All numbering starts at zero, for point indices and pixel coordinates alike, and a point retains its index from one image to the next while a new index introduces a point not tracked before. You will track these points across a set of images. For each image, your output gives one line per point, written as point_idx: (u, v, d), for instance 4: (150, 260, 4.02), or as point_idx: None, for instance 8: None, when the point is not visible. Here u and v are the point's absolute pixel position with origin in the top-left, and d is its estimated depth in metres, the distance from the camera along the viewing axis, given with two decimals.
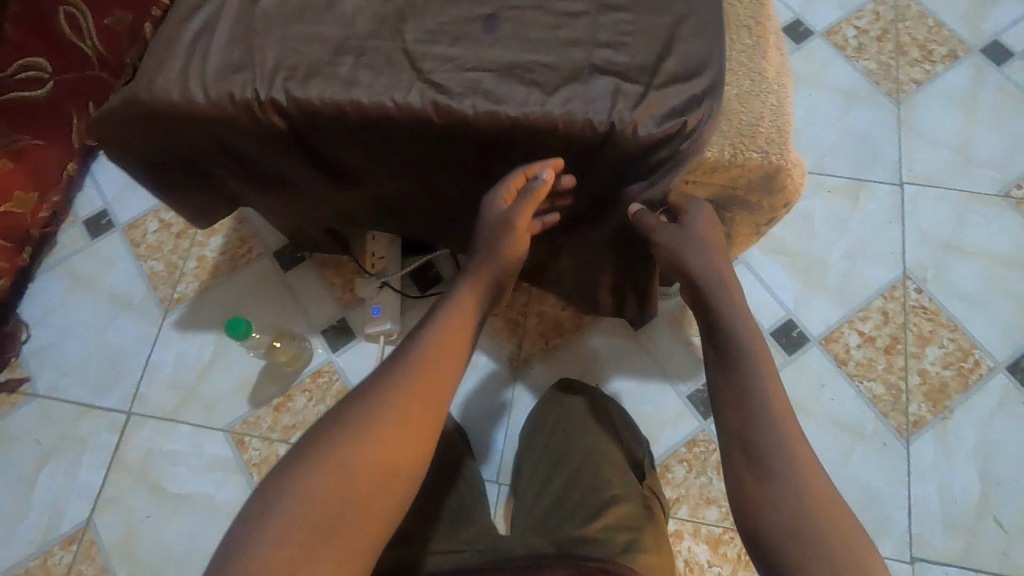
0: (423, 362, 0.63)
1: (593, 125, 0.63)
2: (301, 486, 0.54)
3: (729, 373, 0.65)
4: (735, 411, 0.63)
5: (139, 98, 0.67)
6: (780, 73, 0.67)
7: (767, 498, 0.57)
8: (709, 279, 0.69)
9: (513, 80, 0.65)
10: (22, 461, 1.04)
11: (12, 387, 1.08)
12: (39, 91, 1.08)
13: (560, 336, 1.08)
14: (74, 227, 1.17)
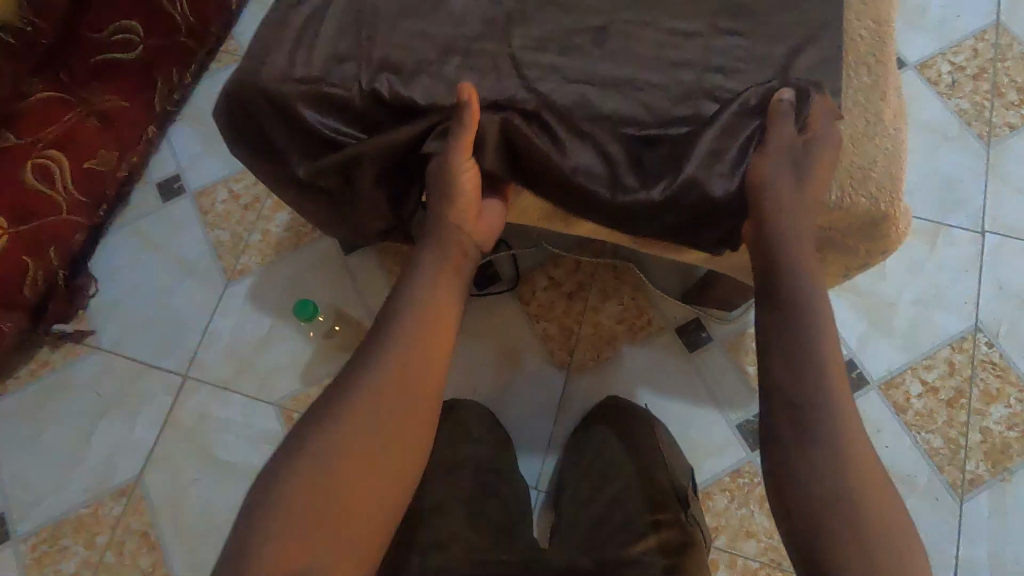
0: (409, 345, 0.61)
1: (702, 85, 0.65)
2: (295, 484, 0.54)
3: (801, 375, 0.57)
4: (787, 371, 0.58)
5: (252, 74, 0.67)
6: (897, 116, 0.64)
7: (810, 479, 0.54)
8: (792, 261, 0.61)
9: (618, 96, 0.64)
10: (80, 412, 1.08)
11: (77, 339, 1.11)
12: (132, 54, 1.10)
13: (613, 348, 1.08)
14: (147, 188, 1.20)
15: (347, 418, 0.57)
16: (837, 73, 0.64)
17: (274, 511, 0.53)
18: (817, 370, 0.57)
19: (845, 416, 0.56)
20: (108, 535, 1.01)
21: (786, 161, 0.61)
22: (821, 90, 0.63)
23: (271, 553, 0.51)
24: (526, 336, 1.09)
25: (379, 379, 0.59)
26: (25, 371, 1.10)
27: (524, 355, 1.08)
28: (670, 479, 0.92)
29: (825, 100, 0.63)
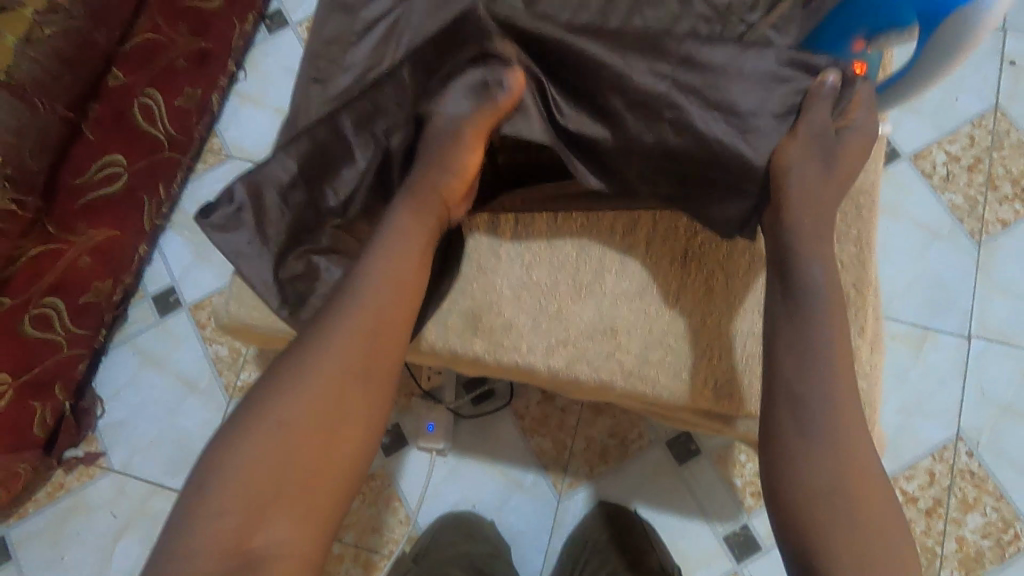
0: (364, 322, 0.62)
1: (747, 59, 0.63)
2: (251, 463, 0.56)
3: (795, 416, 0.60)
4: (793, 356, 0.61)
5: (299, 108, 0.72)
6: (871, 352, 0.69)
7: (802, 471, 0.59)
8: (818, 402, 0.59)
9: (605, 338, 0.69)
10: (97, 531, 1.13)
11: (90, 461, 1.15)
12: (115, 186, 1.09)
13: (605, 464, 1.11)
14: (144, 302, 1.21)
15: (319, 376, 0.59)
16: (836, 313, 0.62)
17: (229, 486, 0.56)
18: (803, 404, 0.60)
19: (820, 457, 0.59)
20: None
21: (814, 372, 0.60)
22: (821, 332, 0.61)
23: (229, 530, 0.54)
24: (522, 450, 1.12)
25: (335, 358, 0.60)
26: (41, 492, 1.14)
27: (520, 470, 1.12)
28: (658, 559, 1.01)
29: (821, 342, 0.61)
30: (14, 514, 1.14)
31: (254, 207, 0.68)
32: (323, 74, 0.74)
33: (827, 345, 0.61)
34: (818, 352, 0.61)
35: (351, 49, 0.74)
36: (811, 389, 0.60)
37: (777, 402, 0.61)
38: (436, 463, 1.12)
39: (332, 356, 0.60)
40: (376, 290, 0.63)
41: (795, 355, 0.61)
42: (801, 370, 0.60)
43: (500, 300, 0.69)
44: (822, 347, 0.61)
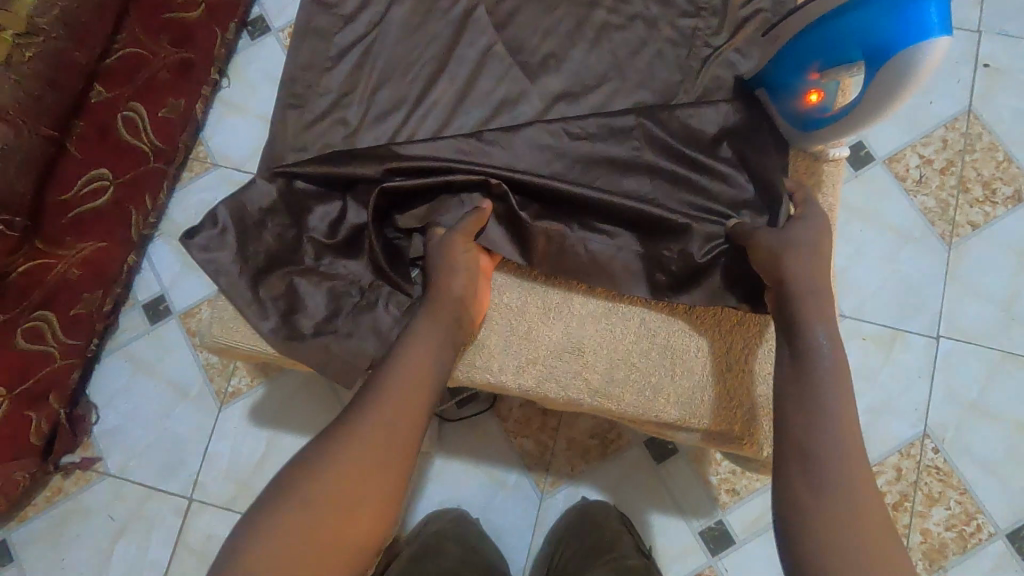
0: (410, 393, 0.65)
1: (700, 121, 0.74)
2: (285, 522, 0.57)
3: (800, 471, 0.60)
4: (801, 413, 0.62)
5: (281, 135, 0.75)
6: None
7: (819, 518, 0.57)
8: (813, 447, 0.60)
9: (564, 360, 0.72)
10: (96, 534, 1.17)
11: (86, 466, 1.18)
12: (100, 200, 1.16)
13: (586, 463, 1.15)
14: (133, 311, 1.23)
15: (368, 427, 0.62)
16: (821, 362, 0.64)
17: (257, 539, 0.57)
18: (812, 460, 0.60)
19: (824, 509, 0.58)
20: None
21: (807, 420, 0.61)
22: (796, 378, 0.64)
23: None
24: (505, 451, 1.16)
25: (380, 417, 0.63)
26: (41, 496, 1.18)
27: (504, 470, 1.16)
28: (633, 536, 1.05)
29: (808, 382, 0.63)
30: (15, 518, 1.17)
31: (237, 228, 0.72)
32: (299, 99, 0.76)
33: (832, 409, 0.62)
34: (816, 410, 0.62)
35: (327, 74, 0.77)
36: (819, 446, 0.60)
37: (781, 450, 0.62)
38: (424, 463, 1.16)
39: (380, 419, 0.63)
40: (415, 368, 0.66)
41: (794, 409, 0.62)
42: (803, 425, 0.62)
43: None
44: (823, 403, 0.62)
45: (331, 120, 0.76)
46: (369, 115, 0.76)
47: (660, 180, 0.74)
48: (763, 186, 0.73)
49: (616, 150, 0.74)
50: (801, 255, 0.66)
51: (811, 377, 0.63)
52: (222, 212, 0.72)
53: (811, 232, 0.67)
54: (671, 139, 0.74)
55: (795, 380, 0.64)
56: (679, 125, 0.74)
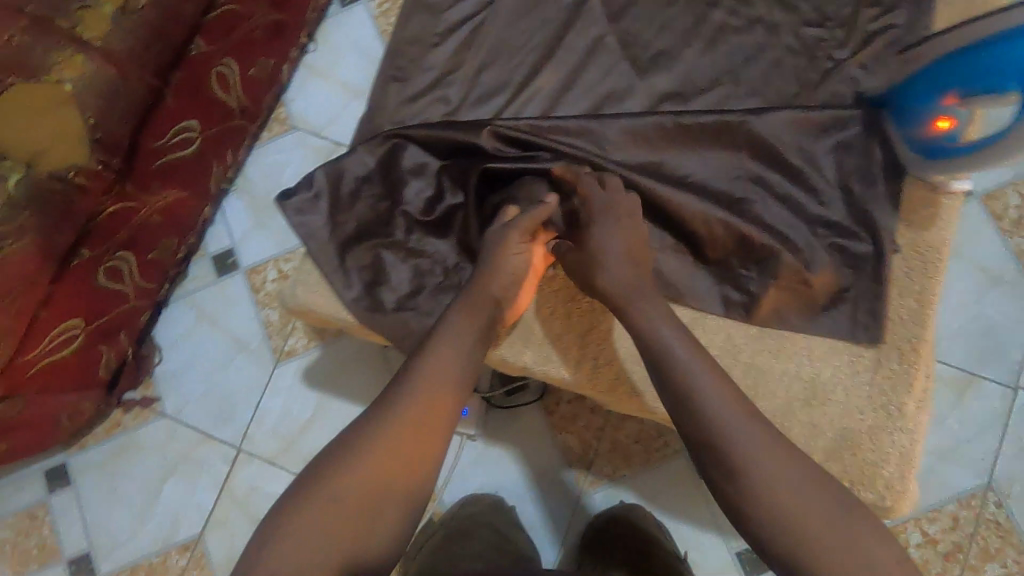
0: (437, 382, 0.65)
1: (816, 134, 0.70)
2: (320, 504, 0.60)
3: (737, 488, 0.58)
4: (690, 418, 0.61)
5: (381, 107, 0.76)
6: (921, 411, 0.65)
7: (772, 534, 0.57)
8: (729, 454, 0.59)
9: (642, 367, 0.70)
10: (147, 470, 1.22)
11: (146, 404, 1.24)
12: (187, 150, 1.12)
13: (628, 467, 1.14)
14: (204, 261, 1.27)
15: (406, 409, 0.64)
16: (692, 362, 0.62)
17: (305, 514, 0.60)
18: (757, 476, 0.58)
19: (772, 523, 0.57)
20: None
21: (713, 427, 0.59)
22: (665, 385, 0.63)
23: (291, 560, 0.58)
24: (548, 444, 1.15)
25: (417, 400, 0.64)
26: (101, 428, 1.24)
27: (544, 463, 1.15)
28: (668, 543, 1.04)
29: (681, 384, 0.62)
30: (75, 445, 1.23)
31: (330, 196, 0.73)
32: (403, 73, 0.76)
33: (737, 413, 0.60)
34: (719, 420, 0.59)
35: (433, 50, 0.77)
36: (744, 457, 0.58)
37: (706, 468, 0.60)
38: (465, 446, 1.17)
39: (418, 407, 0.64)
40: (439, 361, 0.66)
41: (692, 421, 0.60)
42: (712, 438, 0.59)
43: (553, 315, 0.72)
44: (722, 412, 0.60)
45: (432, 96, 0.76)
46: (470, 95, 0.76)
47: (768, 191, 0.70)
48: (875, 206, 0.69)
49: (722, 154, 0.71)
50: (627, 253, 0.66)
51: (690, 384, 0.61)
52: (319, 178, 0.73)
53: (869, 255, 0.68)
54: (785, 149, 0.70)
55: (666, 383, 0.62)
56: (793, 136, 0.70)
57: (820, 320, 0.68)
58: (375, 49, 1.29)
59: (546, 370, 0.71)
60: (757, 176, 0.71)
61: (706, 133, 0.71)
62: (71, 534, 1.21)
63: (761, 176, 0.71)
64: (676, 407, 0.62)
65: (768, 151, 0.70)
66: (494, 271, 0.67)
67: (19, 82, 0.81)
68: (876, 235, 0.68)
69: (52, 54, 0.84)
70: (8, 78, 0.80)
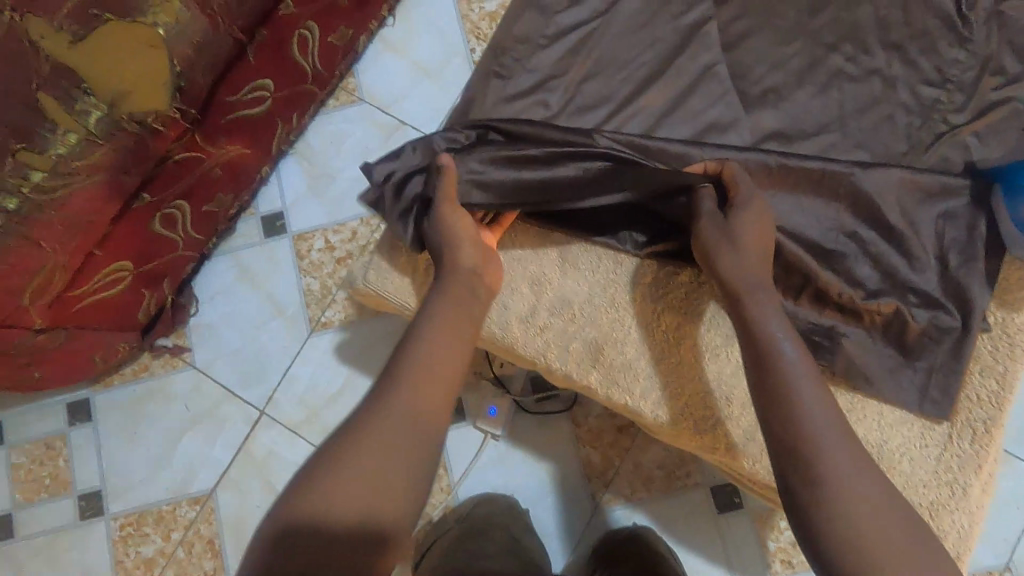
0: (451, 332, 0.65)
1: (915, 196, 0.70)
2: (338, 459, 0.57)
3: (817, 501, 0.56)
4: (768, 391, 0.61)
5: (480, 101, 0.75)
6: (984, 494, 0.66)
7: (837, 521, 0.55)
8: (807, 431, 0.58)
9: (707, 406, 0.69)
10: (169, 418, 1.22)
11: (176, 352, 1.24)
12: (258, 109, 1.12)
13: (647, 491, 1.13)
14: (253, 220, 1.27)
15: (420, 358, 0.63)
16: (796, 366, 0.61)
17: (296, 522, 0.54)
18: (841, 494, 0.56)
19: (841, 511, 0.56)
20: (182, 533, 1.18)
21: (791, 402, 0.60)
22: (756, 369, 0.63)
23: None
24: (570, 454, 1.15)
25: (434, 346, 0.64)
26: (129, 369, 1.24)
27: (563, 472, 1.15)
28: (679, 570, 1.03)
29: (768, 362, 0.62)
30: (101, 381, 1.24)
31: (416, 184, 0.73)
32: (506, 70, 0.76)
33: (832, 429, 0.59)
34: (812, 431, 0.58)
35: (541, 51, 0.76)
36: (831, 470, 0.57)
37: (785, 473, 0.59)
38: (488, 444, 1.16)
39: (419, 381, 0.62)
40: (445, 324, 0.66)
41: (774, 396, 0.60)
42: (796, 423, 0.59)
43: (624, 339, 0.71)
44: (819, 424, 0.59)
45: (531, 99, 0.76)
46: (570, 104, 0.76)
47: (861, 247, 0.69)
48: (963, 278, 0.68)
49: (823, 203, 0.70)
50: (735, 257, 0.66)
51: (790, 388, 0.61)
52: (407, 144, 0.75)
53: (954, 322, 0.68)
54: (885, 208, 0.69)
55: (754, 358, 0.63)
56: (894, 196, 0.69)
57: (891, 384, 0.68)
58: (454, 34, 1.28)
59: (608, 395, 0.71)
60: (852, 232, 0.70)
61: (806, 180, 0.70)
62: (86, 469, 1.22)
63: (854, 230, 0.70)
64: (762, 394, 0.62)
65: (865, 207, 0.69)
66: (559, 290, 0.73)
67: (113, 20, 0.81)
68: (966, 310, 0.67)
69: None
70: (103, 14, 0.80)
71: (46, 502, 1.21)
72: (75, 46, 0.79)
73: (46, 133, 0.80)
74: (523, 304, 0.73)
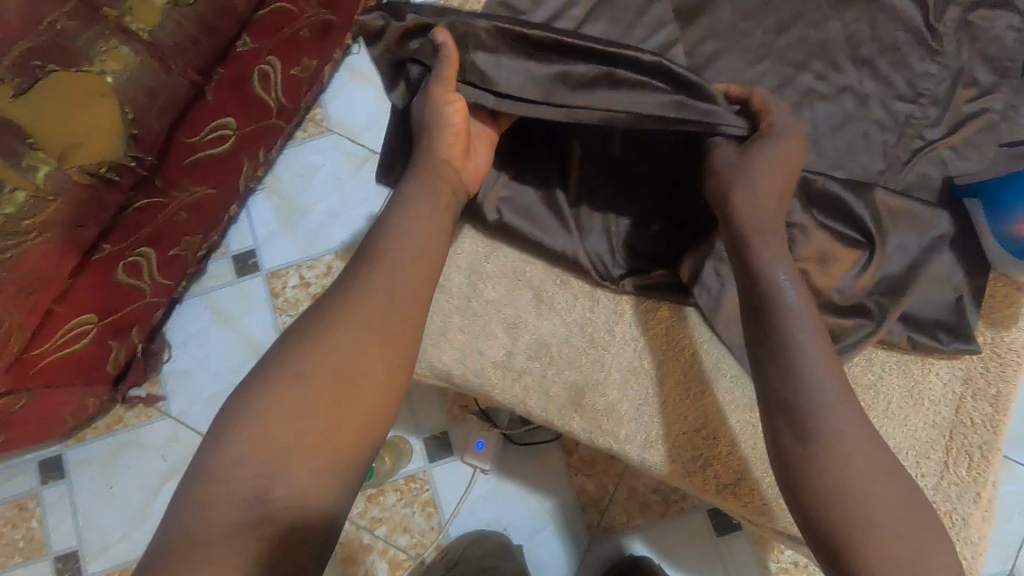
0: (401, 282, 0.61)
1: (897, 215, 0.68)
2: (263, 420, 0.54)
3: (807, 453, 0.54)
4: (771, 344, 0.57)
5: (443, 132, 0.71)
6: (985, 522, 0.63)
7: (830, 479, 0.52)
8: (809, 385, 0.55)
9: (697, 445, 0.66)
10: (145, 471, 1.18)
11: (150, 402, 1.19)
12: (222, 147, 1.08)
13: (643, 517, 1.10)
14: (224, 259, 1.23)
15: (368, 311, 0.59)
16: (802, 323, 0.57)
17: (239, 437, 0.53)
18: (834, 447, 0.53)
19: (840, 467, 0.52)
20: None
21: (794, 356, 0.56)
22: (758, 321, 0.59)
23: (241, 496, 0.51)
24: (563, 485, 1.12)
25: (387, 299, 0.60)
26: (103, 422, 1.20)
27: (556, 503, 1.11)
28: None
29: (768, 318, 0.58)
30: (73, 437, 1.19)
31: None
32: None
33: (833, 380, 0.55)
34: (812, 384, 0.55)
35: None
36: (826, 423, 0.54)
37: (775, 423, 0.56)
38: (478, 479, 1.13)
39: (380, 301, 0.59)
40: (394, 270, 0.61)
41: (776, 350, 0.57)
42: (798, 378, 0.55)
43: (606, 380, 0.69)
44: (818, 375, 0.55)
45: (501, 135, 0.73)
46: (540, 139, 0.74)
47: (845, 270, 0.67)
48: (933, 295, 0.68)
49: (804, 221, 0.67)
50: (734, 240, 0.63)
51: (792, 341, 0.57)
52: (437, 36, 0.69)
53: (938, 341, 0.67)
54: (866, 228, 0.67)
55: (754, 313, 0.59)
56: (875, 213, 0.67)
57: (880, 409, 0.66)
58: None
59: (594, 439, 0.68)
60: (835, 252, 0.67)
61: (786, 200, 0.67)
62: (61, 529, 1.17)
63: (835, 254, 0.67)
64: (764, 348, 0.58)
65: (846, 226, 0.67)
66: (535, 332, 0.71)
67: (59, 70, 0.78)
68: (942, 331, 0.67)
69: (97, 43, 0.81)
70: (47, 65, 0.77)
71: (20, 567, 1.16)
72: (20, 99, 0.76)
73: None
74: (499, 350, 0.71)
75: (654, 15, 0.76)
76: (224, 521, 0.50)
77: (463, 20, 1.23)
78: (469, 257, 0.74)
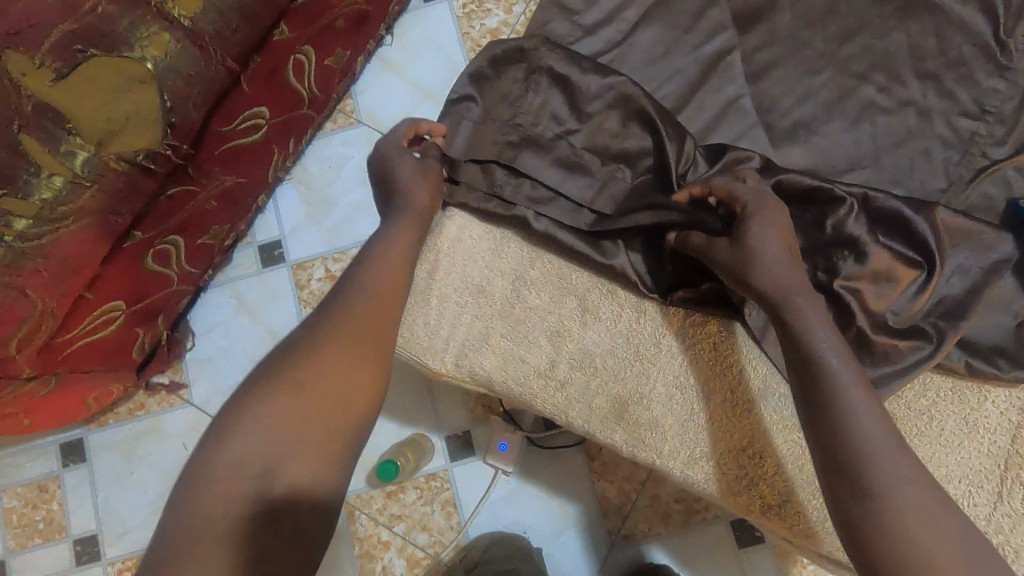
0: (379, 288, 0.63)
1: (955, 235, 0.67)
2: (254, 422, 0.53)
3: (867, 507, 0.51)
4: (817, 397, 0.56)
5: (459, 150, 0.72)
6: None
7: (895, 535, 0.50)
8: (860, 437, 0.53)
9: (742, 465, 0.65)
10: (165, 458, 1.18)
11: (173, 389, 1.19)
12: (254, 137, 1.08)
13: (664, 526, 1.09)
14: (250, 249, 1.22)
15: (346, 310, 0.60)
16: (845, 371, 0.56)
17: (241, 435, 0.53)
18: (897, 506, 0.50)
19: (901, 517, 0.50)
20: None
21: (841, 408, 0.54)
22: (800, 371, 0.58)
23: (245, 492, 0.51)
24: (584, 489, 1.11)
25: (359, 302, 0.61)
26: (125, 407, 1.20)
27: (577, 507, 1.11)
28: None
29: (809, 364, 0.57)
30: (95, 421, 1.19)
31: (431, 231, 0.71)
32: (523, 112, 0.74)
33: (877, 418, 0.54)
34: (864, 436, 0.53)
35: (584, 77, 0.74)
36: (875, 462, 0.52)
37: (832, 486, 0.54)
38: (499, 480, 1.12)
39: (359, 304, 0.61)
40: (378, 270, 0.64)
41: (821, 401, 0.55)
42: (847, 431, 0.53)
43: (652, 394, 0.68)
44: (867, 426, 0.53)
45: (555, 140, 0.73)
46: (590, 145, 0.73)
47: (902, 291, 0.66)
48: (990, 318, 0.67)
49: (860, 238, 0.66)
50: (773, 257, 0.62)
51: (840, 392, 0.55)
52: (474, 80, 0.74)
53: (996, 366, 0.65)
54: (922, 246, 0.65)
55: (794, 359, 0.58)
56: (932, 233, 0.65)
57: (934, 433, 0.65)
58: (454, 49, 1.20)
59: (636, 450, 0.67)
60: (892, 271, 0.65)
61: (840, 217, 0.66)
62: (80, 513, 1.17)
63: (894, 274, 0.65)
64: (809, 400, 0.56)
65: (902, 244, 0.66)
66: (578, 338, 0.71)
67: (98, 54, 0.77)
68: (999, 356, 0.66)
69: (138, 29, 0.80)
70: (88, 49, 0.76)
71: (39, 549, 1.16)
72: (59, 83, 0.74)
73: (29, 177, 0.75)
74: (542, 358, 0.70)
75: (712, 20, 0.77)
76: (228, 516, 0.50)
77: (498, 14, 1.20)
78: (515, 261, 0.73)
